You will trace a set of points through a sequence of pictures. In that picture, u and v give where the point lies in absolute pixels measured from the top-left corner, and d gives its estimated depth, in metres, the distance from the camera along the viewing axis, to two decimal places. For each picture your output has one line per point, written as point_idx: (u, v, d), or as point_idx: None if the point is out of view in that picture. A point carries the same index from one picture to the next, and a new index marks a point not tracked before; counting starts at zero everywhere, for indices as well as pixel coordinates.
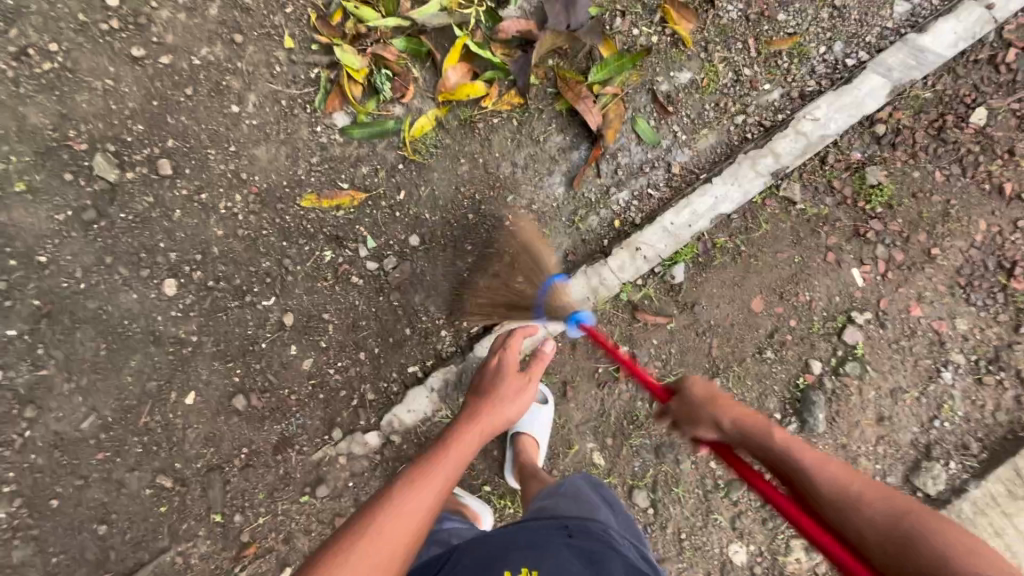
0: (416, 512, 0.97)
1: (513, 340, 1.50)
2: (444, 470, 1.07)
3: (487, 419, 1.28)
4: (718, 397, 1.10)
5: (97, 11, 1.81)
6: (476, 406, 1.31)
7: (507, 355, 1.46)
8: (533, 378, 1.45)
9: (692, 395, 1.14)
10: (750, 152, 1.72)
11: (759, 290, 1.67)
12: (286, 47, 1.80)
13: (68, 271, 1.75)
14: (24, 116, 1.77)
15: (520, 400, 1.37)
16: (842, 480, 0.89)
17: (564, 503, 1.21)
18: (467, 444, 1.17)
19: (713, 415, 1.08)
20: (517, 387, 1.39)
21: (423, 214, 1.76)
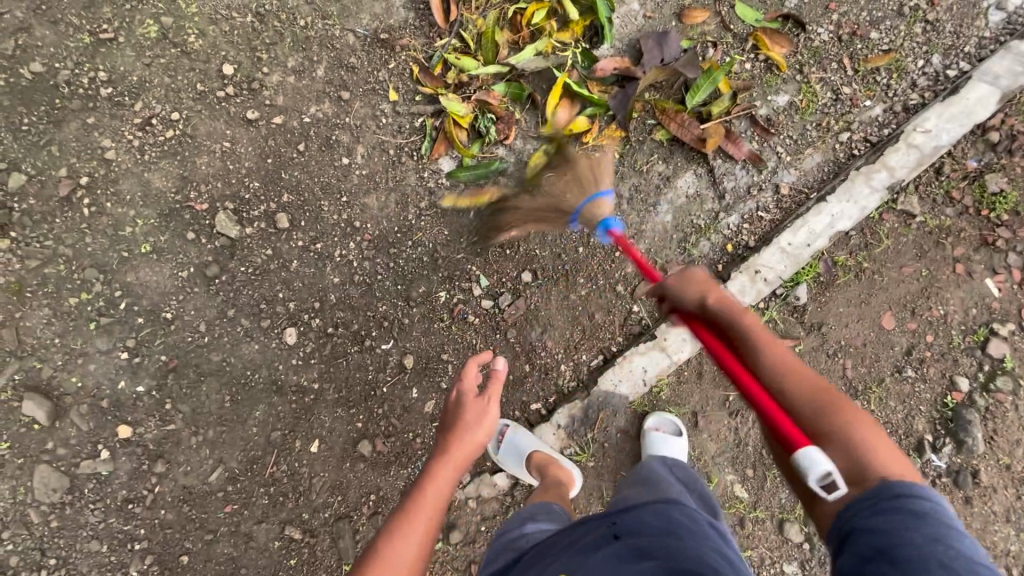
0: (409, 549, 1.11)
1: (468, 368, 1.43)
2: (426, 500, 1.19)
3: (458, 452, 1.28)
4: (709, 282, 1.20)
5: (215, 81, 1.94)
6: (441, 441, 1.31)
7: (464, 385, 1.41)
8: (493, 399, 1.40)
9: (690, 276, 1.21)
10: (862, 167, 1.70)
11: (888, 306, 1.63)
12: (391, 99, 1.88)
13: (192, 326, 1.81)
14: (149, 182, 1.90)
15: (487, 422, 1.35)
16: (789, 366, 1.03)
17: (639, 489, 1.16)
18: (443, 479, 1.24)
19: (701, 292, 1.17)
20: (478, 412, 1.35)
21: (535, 251, 1.78)
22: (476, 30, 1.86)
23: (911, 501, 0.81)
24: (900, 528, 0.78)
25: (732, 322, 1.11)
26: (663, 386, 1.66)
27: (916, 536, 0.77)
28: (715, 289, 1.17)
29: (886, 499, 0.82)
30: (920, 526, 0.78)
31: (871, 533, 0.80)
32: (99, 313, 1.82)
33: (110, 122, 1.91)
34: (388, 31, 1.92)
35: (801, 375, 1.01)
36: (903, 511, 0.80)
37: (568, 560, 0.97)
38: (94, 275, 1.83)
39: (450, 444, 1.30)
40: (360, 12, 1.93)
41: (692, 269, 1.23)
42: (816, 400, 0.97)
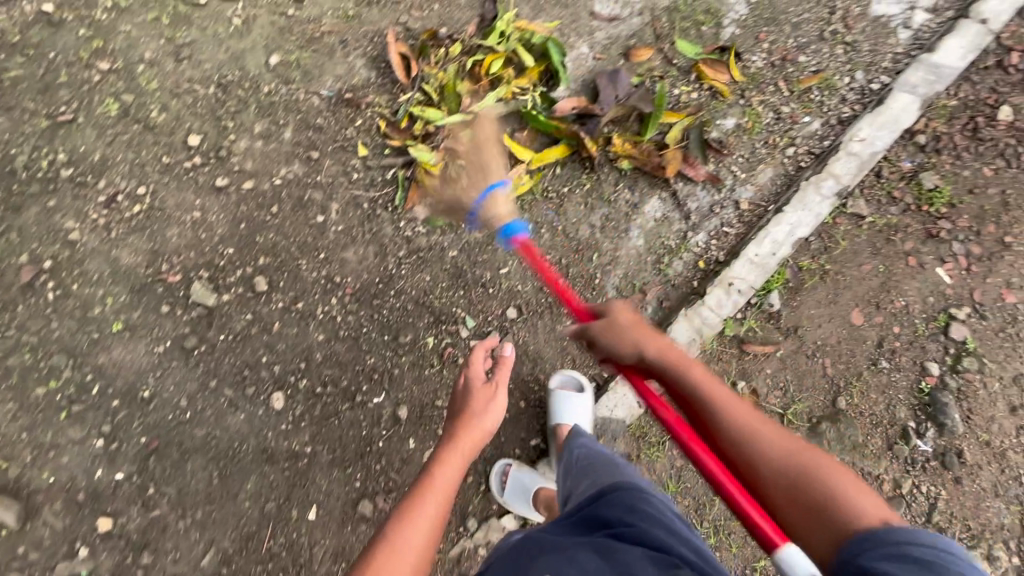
0: (423, 527, 1.09)
1: (475, 354, 1.52)
2: (438, 486, 1.17)
3: (467, 437, 1.32)
4: (641, 328, 1.21)
5: (181, 152, 1.94)
6: (451, 429, 1.35)
7: (471, 373, 1.49)
8: (500, 386, 1.48)
9: (617, 324, 1.23)
10: (811, 177, 1.83)
11: (855, 303, 1.72)
12: (360, 154, 1.93)
13: (173, 402, 1.75)
14: (117, 259, 1.86)
15: (494, 408, 1.42)
16: (746, 420, 1.00)
17: (590, 475, 1.16)
18: (453, 458, 1.26)
19: (636, 347, 1.18)
20: (486, 398, 1.43)
21: (517, 287, 1.82)
22: (438, 83, 1.95)
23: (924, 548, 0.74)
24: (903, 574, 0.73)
25: (672, 373, 1.11)
26: None
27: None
28: (648, 341, 1.17)
29: (887, 546, 0.77)
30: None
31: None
32: (70, 400, 1.74)
33: (72, 203, 1.88)
34: (352, 91, 1.99)
35: (762, 429, 0.98)
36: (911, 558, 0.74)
37: (548, 562, 0.92)
38: (63, 361, 1.76)
39: (460, 428, 1.35)
40: (323, 76, 2.01)
41: (623, 318, 1.24)
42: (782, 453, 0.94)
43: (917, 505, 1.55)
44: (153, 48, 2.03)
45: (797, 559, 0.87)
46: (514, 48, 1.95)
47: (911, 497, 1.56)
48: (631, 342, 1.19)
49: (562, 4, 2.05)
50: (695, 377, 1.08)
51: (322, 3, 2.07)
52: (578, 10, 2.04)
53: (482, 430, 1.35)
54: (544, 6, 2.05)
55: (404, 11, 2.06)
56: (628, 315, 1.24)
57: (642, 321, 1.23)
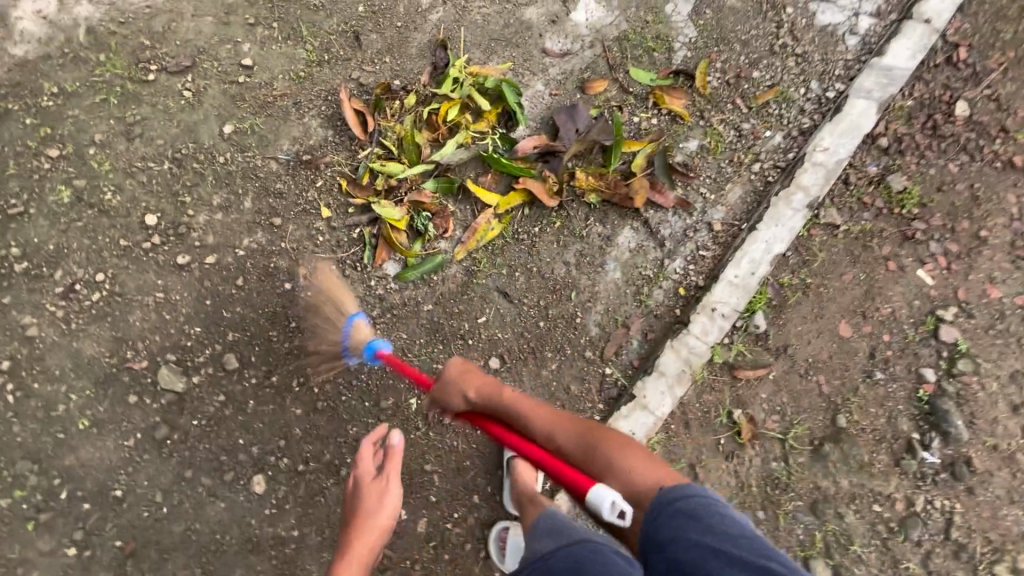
0: None
1: (364, 448, 1.49)
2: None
3: (361, 542, 1.38)
4: (464, 375, 1.42)
5: (139, 233, 1.88)
6: (347, 534, 1.40)
7: (359, 468, 1.47)
8: (392, 477, 1.45)
9: (450, 374, 1.42)
10: (780, 192, 1.81)
11: (841, 315, 1.69)
12: (324, 216, 1.88)
13: (147, 498, 1.65)
14: (79, 352, 1.77)
15: (388, 502, 1.42)
16: (553, 421, 1.28)
17: (546, 538, 1.24)
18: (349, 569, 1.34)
19: (464, 392, 1.38)
20: (376, 498, 1.42)
21: (497, 335, 1.76)
22: (396, 135, 1.92)
23: (683, 502, 1.00)
24: (681, 530, 0.96)
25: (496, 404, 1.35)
26: (655, 445, 1.61)
27: (693, 536, 0.94)
28: (472, 382, 1.39)
29: (671, 504, 1.01)
30: (694, 524, 0.96)
31: (661, 549, 0.96)
32: (38, 509, 1.65)
33: (29, 298, 1.81)
34: (310, 152, 1.95)
35: (561, 423, 1.27)
36: (681, 513, 0.99)
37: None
38: (28, 467, 1.67)
39: (354, 536, 1.39)
40: (279, 140, 1.97)
41: (453, 368, 1.43)
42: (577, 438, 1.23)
43: (933, 522, 1.50)
44: (103, 129, 1.97)
45: (603, 493, 1.03)
46: (469, 93, 1.93)
47: (926, 514, 1.51)
48: (458, 391, 1.40)
49: (512, 44, 2.04)
50: (514, 400, 1.34)
51: (272, 67, 2.04)
52: (529, 47, 2.03)
53: (376, 532, 1.39)
54: (494, 47, 2.04)
55: (356, 67, 2.04)
56: (456, 367, 1.43)
57: (469, 365, 1.45)
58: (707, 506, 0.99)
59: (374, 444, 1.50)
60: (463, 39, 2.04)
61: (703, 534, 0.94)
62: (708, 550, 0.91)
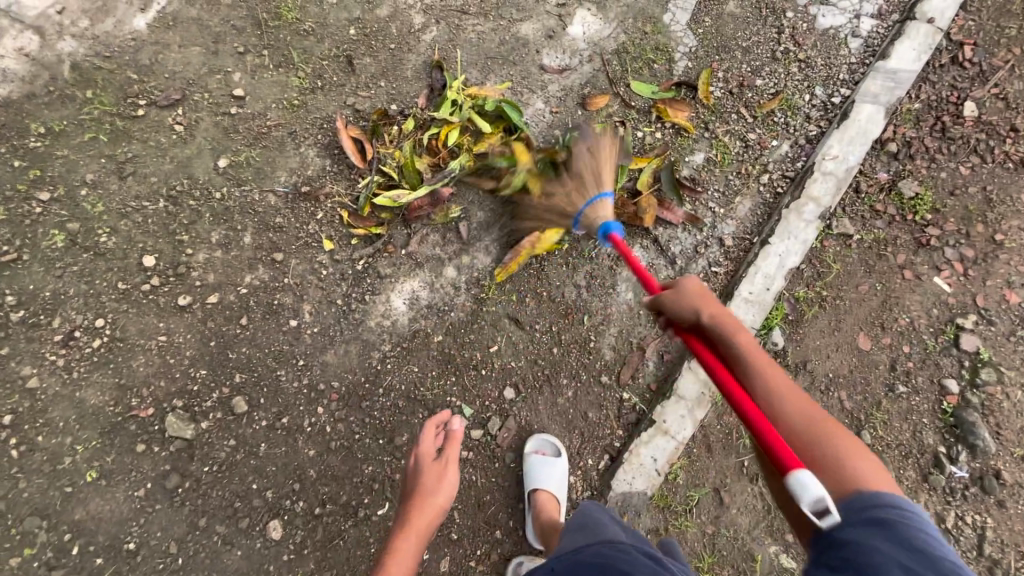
0: None
1: (428, 429, 1.55)
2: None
3: (416, 521, 1.36)
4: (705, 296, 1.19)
5: (137, 275, 1.83)
6: (404, 513, 1.39)
7: (421, 449, 1.51)
8: (450, 460, 1.50)
9: (684, 288, 1.21)
10: (791, 204, 1.78)
11: (858, 328, 1.66)
12: (327, 249, 1.84)
13: (162, 549, 1.62)
14: (82, 401, 1.72)
15: (446, 483, 1.44)
16: (787, 391, 1.02)
17: (572, 536, 1.22)
18: (405, 551, 1.31)
19: (696, 309, 1.17)
20: (437, 476, 1.45)
21: (510, 363, 1.72)
22: (395, 162, 1.87)
23: (885, 511, 0.83)
24: (862, 534, 0.82)
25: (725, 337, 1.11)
26: (678, 470, 1.58)
27: (880, 541, 0.80)
28: (711, 304, 1.16)
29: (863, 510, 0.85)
30: (889, 533, 0.81)
31: (837, 545, 0.82)
32: (49, 567, 1.60)
33: (28, 347, 1.75)
34: (309, 183, 1.91)
35: (798, 401, 1.00)
36: (872, 519, 0.83)
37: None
38: (36, 524, 1.62)
39: (412, 513, 1.38)
40: (276, 172, 1.92)
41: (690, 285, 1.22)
42: (803, 414, 0.98)
43: (965, 538, 1.49)
44: (94, 168, 1.91)
45: (808, 481, 0.81)
46: (469, 116, 1.89)
47: (957, 530, 1.49)
48: (691, 306, 1.18)
49: (509, 62, 1.99)
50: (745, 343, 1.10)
51: (264, 97, 1.99)
52: (527, 65, 1.99)
53: (430, 512, 1.38)
54: (491, 67, 1.99)
55: (350, 92, 1.99)
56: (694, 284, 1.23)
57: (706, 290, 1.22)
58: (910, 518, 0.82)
59: (436, 427, 1.55)
60: (459, 59, 2.00)
61: (891, 544, 0.80)
62: (897, 565, 0.77)
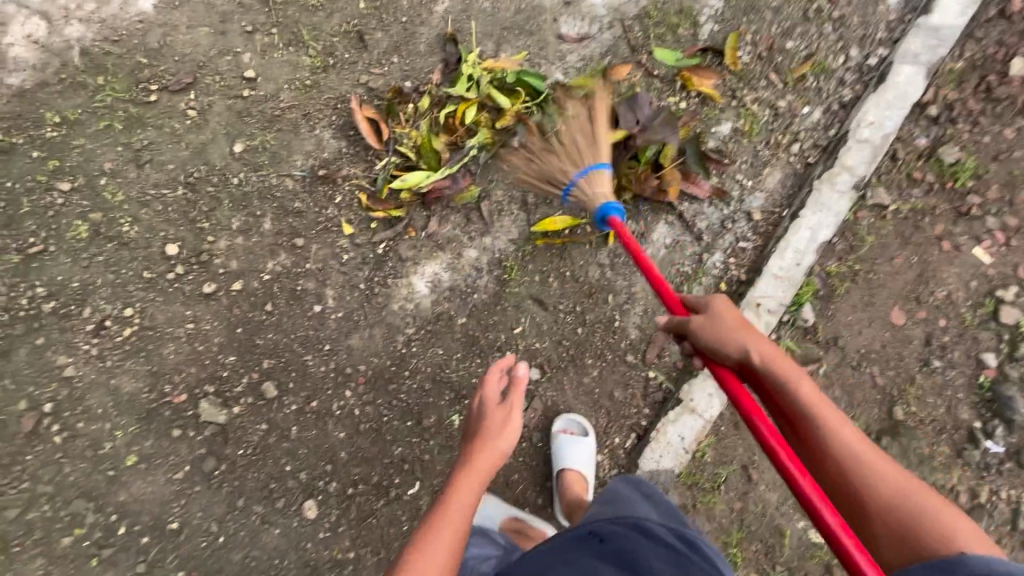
0: (430, 566, 1.00)
1: (491, 373, 1.44)
2: (451, 515, 1.08)
3: (479, 461, 1.22)
4: (748, 329, 1.11)
5: (162, 263, 1.85)
6: (465, 455, 1.26)
7: (485, 391, 1.41)
8: (517, 407, 1.37)
9: (721, 321, 1.14)
10: (823, 175, 1.71)
11: (892, 302, 1.61)
12: (346, 233, 1.83)
13: (203, 528, 1.68)
14: (118, 388, 1.77)
15: (511, 430, 1.32)
16: (854, 445, 0.96)
17: (604, 509, 1.21)
18: (465, 491, 1.15)
19: (744, 349, 1.09)
20: (502, 420, 1.33)
21: (534, 344, 1.72)
22: (413, 142, 1.83)
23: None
24: None
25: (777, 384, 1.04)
26: (706, 448, 1.58)
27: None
28: (758, 343, 1.08)
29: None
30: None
31: None
32: (98, 545, 1.67)
33: (61, 337, 1.79)
34: (325, 166, 1.88)
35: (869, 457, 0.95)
36: None
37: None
38: (83, 506, 1.69)
39: (475, 452, 1.25)
40: (292, 155, 1.90)
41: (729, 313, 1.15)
42: (876, 476, 0.92)
43: (998, 512, 1.48)
44: (112, 157, 1.90)
45: None
46: (487, 93, 1.83)
47: (991, 505, 1.48)
48: (736, 343, 1.10)
49: (526, 32, 1.92)
50: (802, 389, 1.01)
51: (276, 77, 1.95)
52: (545, 34, 1.91)
53: (494, 454, 1.24)
54: (506, 38, 1.92)
55: (363, 70, 1.93)
56: (733, 312, 1.16)
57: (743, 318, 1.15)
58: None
59: (502, 370, 1.46)
60: (474, 31, 1.93)
61: None
62: None
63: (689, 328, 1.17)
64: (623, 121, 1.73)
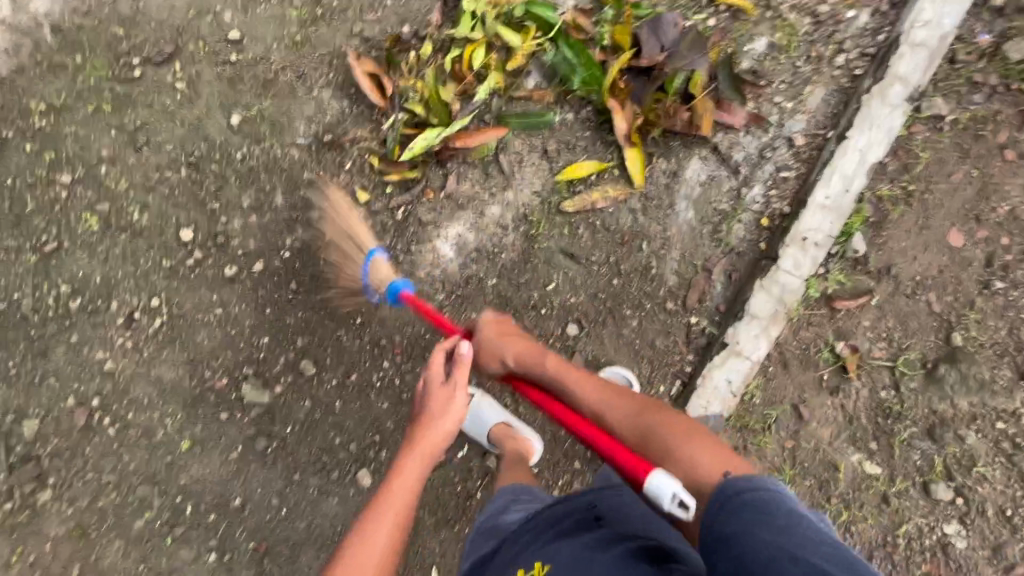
0: (375, 549, 1.15)
1: (434, 355, 1.38)
2: (396, 495, 1.22)
3: (422, 445, 1.28)
4: (506, 334, 1.41)
5: (180, 250, 1.80)
6: (410, 433, 1.32)
7: (428, 374, 1.36)
8: (461, 386, 1.35)
9: (487, 334, 1.41)
10: (873, 88, 1.54)
11: (950, 223, 1.51)
12: (362, 200, 1.74)
13: (265, 503, 1.74)
14: (159, 378, 1.78)
15: (454, 409, 1.33)
16: (600, 393, 1.25)
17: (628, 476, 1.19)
18: (407, 474, 1.25)
19: (505, 354, 1.38)
20: (445, 401, 1.33)
21: (569, 300, 1.67)
22: (419, 95, 1.69)
23: (756, 493, 0.85)
24: (749, 526, 0.80)
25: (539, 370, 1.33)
26: (755, 389, 1.54)
27: (760, 530, 0.79)
28: (506, 345, 1.38)
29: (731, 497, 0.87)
30: (765, 524, 0.79)
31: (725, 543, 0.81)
32: (169, 525, 1.74)
33: (94, 332, 1.78)
34: (330, 131, 1.77)
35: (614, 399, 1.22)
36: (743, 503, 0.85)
37: (543, 546, 1.03)
38: (148, 491, 1.74)
39: (416, 434, 1.31)
40: (294, 123, 1.78)
41: (491, 327, 1.42)
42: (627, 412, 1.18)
43: None
44: (108, 142, 1.80)
45: (662, 481, 0.95)
46: (495, 30, 1.66)
47: None
48: (500, 352, 1.39)
49: None
50: (549, 368, 1.32)
51: (263, 36, 1.79)
52: None
53: (436, 439, 1.29)
54: None
55: (355, 19, 1.77)
56: (495, 322, 1.44)
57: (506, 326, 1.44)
58: (775, 503, 0.83)
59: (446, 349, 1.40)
60: None
61: (777, 534, 0.77)
62: (784, 555, 0.73)
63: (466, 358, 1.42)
64: (646, 48, 1.61)
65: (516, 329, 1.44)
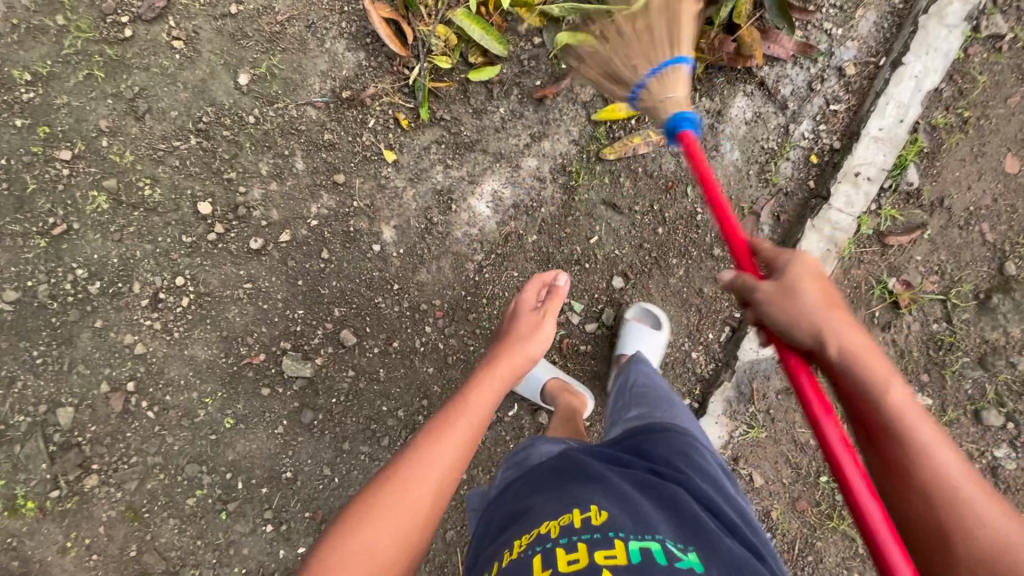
0: (450, 449, 0.98)
1: (532, 283, 1.49)
2: (473, 406, 1.07)
3: (511, 358, 1.25)
4: (829, 307, 0.92)
5: (199, 224, 1.69)
6: (498, 350, 1.29)
7: (523, 297, 1.46)
8: (550, 314, 1.41)
9: (797, 293, 0.94)
10: (931, 8, 1.48)
11: (1006, 148, 1.49)
12: (390, 160, 1.66)
13: (317, 473, 1.74)
14: (194, 358, 1.72)
15: (541, 334, 1.34)
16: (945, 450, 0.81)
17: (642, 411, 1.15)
18: (495, 377, 1.17)
19: (820, 329, 0.91)
20: (533, 325, 1.37)
21: (615, 252, 1.66)
22: (443, 41, 1.60)
23: None
24: None
25: (857, 375, 0.87)
26: None
27: None
28: (835, 327, 0.89)
29: None
30: None
31: None
32: (222, 501, 1.73)
33: (119, 316, 1.69)
34: (348, 86, 1.65)
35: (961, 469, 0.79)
36: None
37: (596, 490, 0.85)
38: (197, 470, 1.72)
39: (506, 345, 1.30)
40: (307, 80, 1.66)
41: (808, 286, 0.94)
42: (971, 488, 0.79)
43: None
44: (105, 112, 1.66)
45: None
46: None
47: None
48: (807, 317, 0.92)
49: None
50: (882, 383, 0.85)
51: None
52: None
53: (526, 353, 1.27)
54: None
55: None
56: (809, 277, 0.95)
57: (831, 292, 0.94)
58: None
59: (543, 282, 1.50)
60: None
61: None
62: None
63: (753, 299, 0.98)
64: None
65: (838, 294, 0.94)
